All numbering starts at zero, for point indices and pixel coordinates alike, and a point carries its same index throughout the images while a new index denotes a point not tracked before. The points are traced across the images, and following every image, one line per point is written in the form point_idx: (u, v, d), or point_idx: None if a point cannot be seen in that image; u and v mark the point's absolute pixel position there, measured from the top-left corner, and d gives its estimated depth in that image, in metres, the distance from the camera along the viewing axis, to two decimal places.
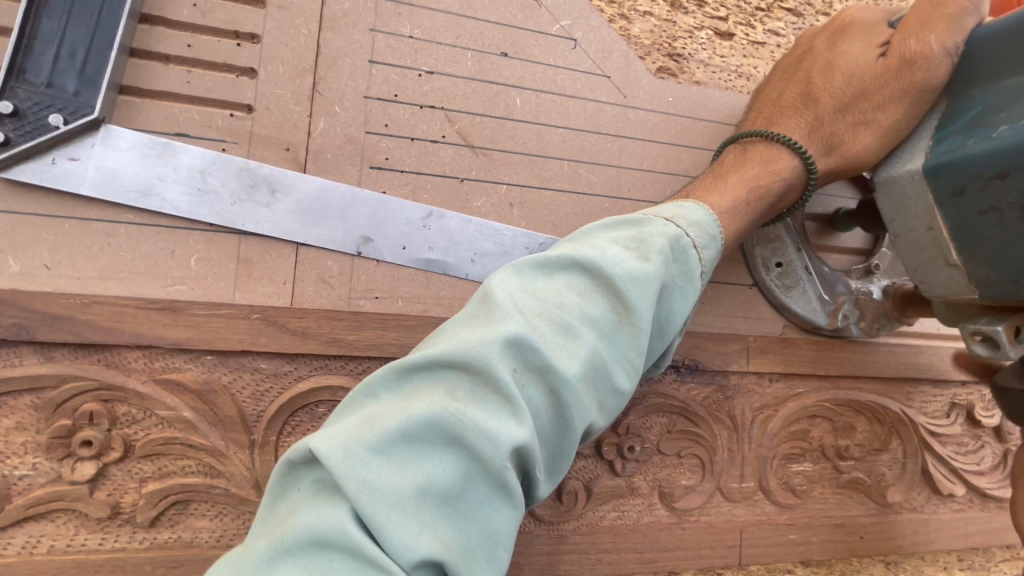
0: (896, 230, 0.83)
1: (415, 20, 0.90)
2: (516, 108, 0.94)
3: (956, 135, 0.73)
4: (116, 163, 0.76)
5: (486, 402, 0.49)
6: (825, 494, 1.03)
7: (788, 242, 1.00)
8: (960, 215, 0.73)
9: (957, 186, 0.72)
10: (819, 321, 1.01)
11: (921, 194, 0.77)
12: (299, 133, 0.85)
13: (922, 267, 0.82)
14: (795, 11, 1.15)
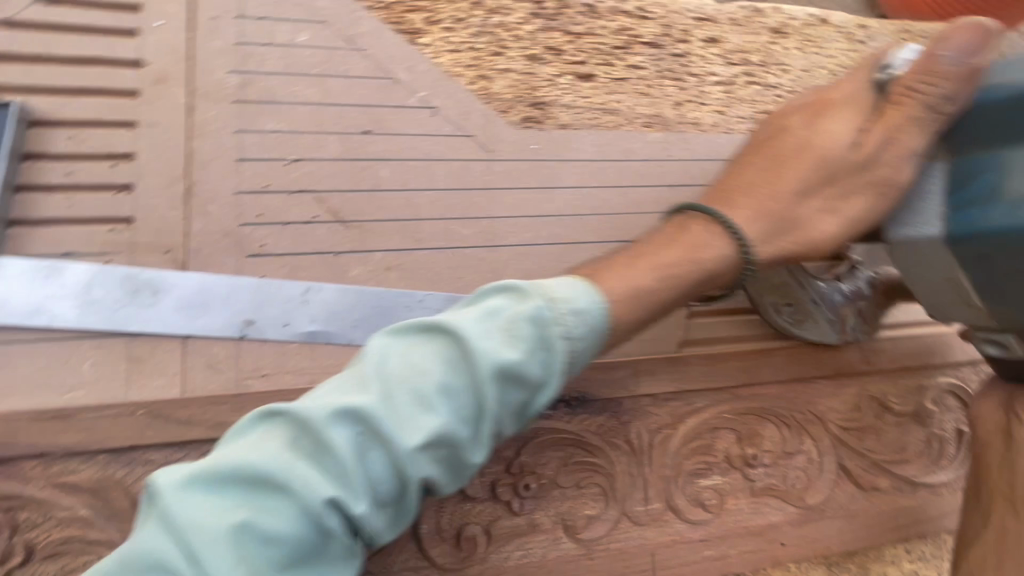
0: (911, 279, 0.88)
1: (277, 115, 0.98)
2: (383, 179, 1.01)
3: (972, 205, 0.78)
4: (6, 290, 0.84)
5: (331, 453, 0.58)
6: (741, 505, 1.04)
7: (789, 283, 1.06)
8: (983, 272, 0.79)
9: (980, 251, 0.78)
10: (833, 339, 1.09)
11: (942, 254, 0.82)
12: (178, 235, 0.93)
13: (941, 306, 0.88)
14: (655, 42, 1.21)
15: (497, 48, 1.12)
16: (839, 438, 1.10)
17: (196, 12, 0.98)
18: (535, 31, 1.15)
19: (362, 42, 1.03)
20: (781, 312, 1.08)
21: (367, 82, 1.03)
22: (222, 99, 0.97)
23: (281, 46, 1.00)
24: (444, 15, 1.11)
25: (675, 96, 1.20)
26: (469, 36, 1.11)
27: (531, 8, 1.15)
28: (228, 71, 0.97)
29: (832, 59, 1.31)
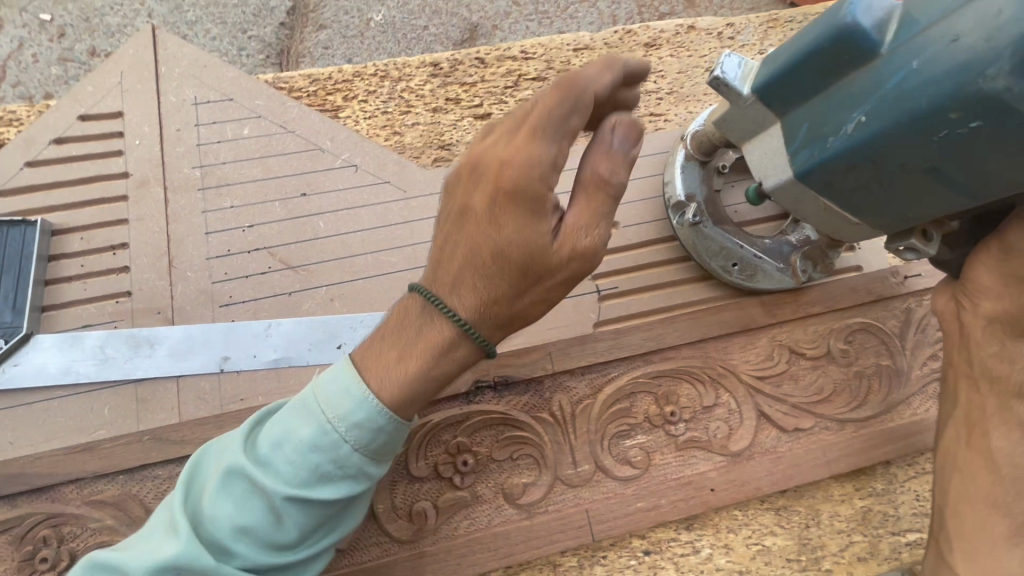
0: (801, 213, 1.06)
1: (232, 194, 1.26)
2: (321, 229, 1.25)
3: (805, 147, 0.94)
4: (44, 359, 1.12)
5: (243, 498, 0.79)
6: (667, 458, 1.15)
7: (728, 244, 1.21)
8: (839, 195, 0.96)
9: (826, 181, 0.95)
10: (790, 284, 1.22)
11: (804, 192, 1.00)
12: (165, 298, 1.19)
13: (836, 227, 1.06)
14: (539, 77, 1.44)
15: (405, 108, 1.38)
16: (754, 387, 1.20)
17: (167, 128, 1.28)
18: (434, 88, 1.41)
19: (293, 125, 1.31)
20: (731, 272, 1.21)
21: (300, 155, 1.29)
22: (191, 188, 1.25)
23: (231, 140, 1.29)
24: (358, 92, 1.39)
25: None
26: (380, 103, 1.38)
27: (429, 71, 1.42)
28: (194, 167, 1.26)
29: (704, 57, 1.48)
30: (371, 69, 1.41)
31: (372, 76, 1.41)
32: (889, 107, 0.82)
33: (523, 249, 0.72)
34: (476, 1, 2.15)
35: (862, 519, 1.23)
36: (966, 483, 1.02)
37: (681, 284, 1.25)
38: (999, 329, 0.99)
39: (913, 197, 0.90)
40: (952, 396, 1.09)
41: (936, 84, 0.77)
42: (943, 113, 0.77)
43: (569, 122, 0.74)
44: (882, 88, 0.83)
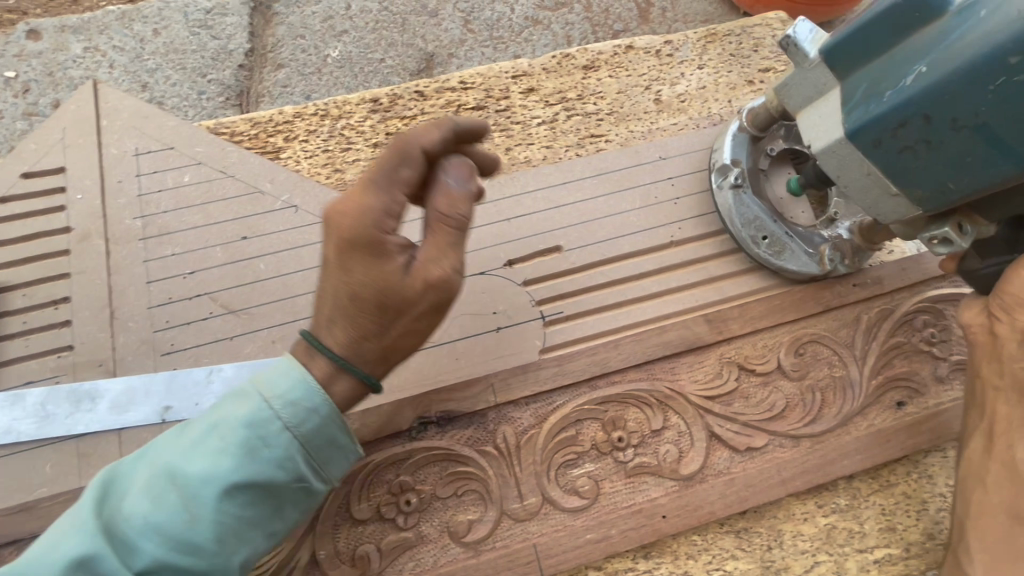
0: (844, 183, 1.04)
1: (173, 241, 1.26)
2: (262, 271, 1.26)
3: (863, 103, 0.96)
4: None
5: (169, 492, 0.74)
6: (616, 486, 1.13)
7: (767, 219, 1.27)
8: (885, 158, 0.97)
9: (874, 140, 0.96)
10: (814, 269, 1.24)
11: (851, 153, 1.00)
12: (107, 350, 1.19)
13: (875, 203, 1.03)
14: (478, 106, 1.45)
15: (346, 145, 1.40)
16: (704, 407, 1.18)
17: (108, 180, 1.30)
18: (374, 124, 1.42)
19: (233, 169, 1.32)
20: (759, 245, 1.25)
21: (241, 198, 1.30)
22: (132, 238, 1.26)
23: (172, 188, 1.30)
24: (299, 132, 1.41)
25: (502, 144, 1.41)
26: (321, 142, 1.40)
27: (369, 107, 1.44)
28: (135, 217, 1.27)
29: (643, 76, 1.49)
30: (312, 108, 1.43)
31: (313, 116, 1.43)
32: (950, 59, 0.86)
33: (378, 285, 0.77)
34: (430, 31, 2.19)
35: (826, 537, 1.19)
36: (988, 494, 1.04)
37: (625, 306, 1.25)
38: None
39: (953, 161, 0.90)
40: (978, 407, 1.09)
41: (1002, 31, 0.81)
42: (1002, 60, 0.81)
43: (399, 173, 0.81)
44: (942, 44, 0.87)
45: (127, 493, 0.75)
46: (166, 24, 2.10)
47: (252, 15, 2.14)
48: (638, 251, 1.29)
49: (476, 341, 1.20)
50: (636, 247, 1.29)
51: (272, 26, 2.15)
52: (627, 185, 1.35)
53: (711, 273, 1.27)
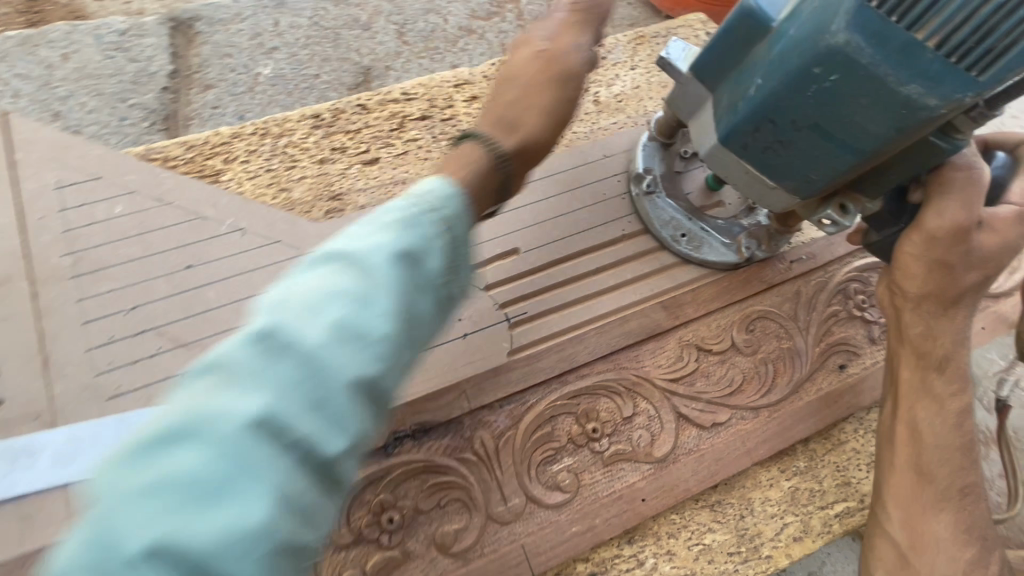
0: (731, 178, 1.24)
1: (108, 276, 1.19)
2: (212, 299, 1.20)
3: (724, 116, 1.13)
4: None
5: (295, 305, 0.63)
6: (595, 477, 1.15)
7: (682, 217, 1.36)
8: (754, 157, 1.13)
9: (741, 144, 1.13)
10: (734, 258, 1.33)
11: (728, 156, 1.19)
12: (43, 401, 1.10)
13: (762, 195, 1.22)
14: (423, 116, 1.45)
15: (290, 163, 1.36)
16: (669, 390, 1.23)
17: (27, 216, 1.20)
18: (318, 140, 1.39)
19: (170, 196, 1.26)
20: (680, 243, 1.34)
21: (180, 226, 1.24)
22: (61, 278, 1.17)
23: (102, 221, 1.22)
24: (239, 153, 1.36)
25: (451, 152, 1.42)
26: (263, 162, 1.36)
27: (311, 123, 1.41)
28: (62, 255, 1.19)
29: (581, 79, 1.55)
30: (249, 127, 1.38)
31: (252, 135, 1.38)
32: (776, 72, 0.99)
33: None
34: (365, 45, 2.16)
35: (792, 499, 1.27)
36: (902, 459, 1.13)
37: (586, 300, 1.28)
38: (923, 308, 1.13)
39: (805, 155, 1.07)
40: (895, 376, 1.20)
41: (804, 49, 0.94)
42: (809, 72, 0.95)
43: None
44: (770, 56, 1.00)
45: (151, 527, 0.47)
46: (77, 48, 1.96)
47: (173, 35, 2.04)
48: (592, 246, 1.33)
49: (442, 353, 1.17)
50: (591, 242, 1.33)
51: (195, 46, 2.06)
52: (576, 184, 1.39)
53: (662, 262, 1.34)
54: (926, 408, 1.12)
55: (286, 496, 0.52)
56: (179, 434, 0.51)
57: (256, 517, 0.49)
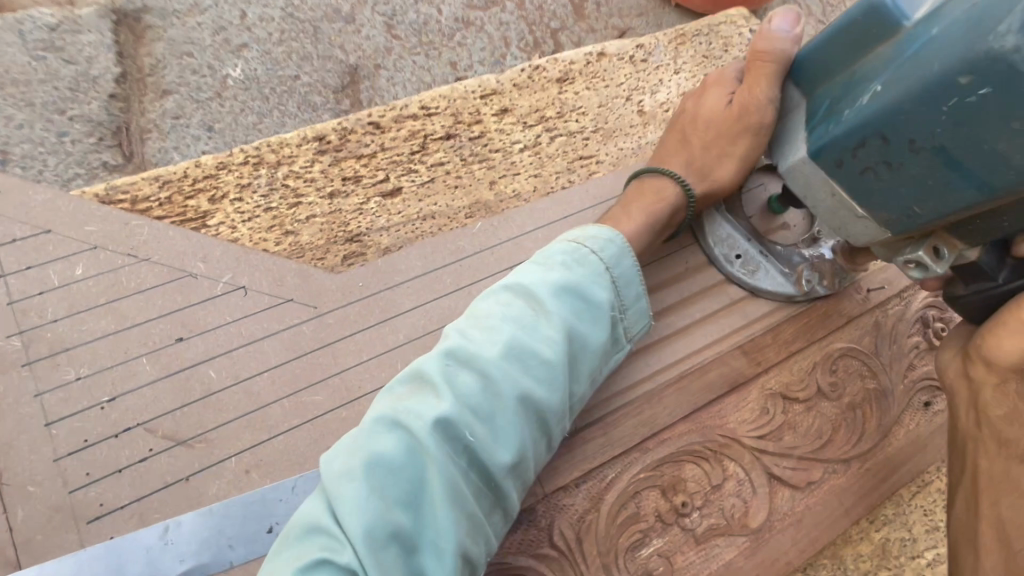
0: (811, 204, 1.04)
1: (75, 361, 0.93)
2: (214, 381, 0.96)
3: (820, 125, 0.96)
4: None
5: (456, 379, 0.90)
6: (688, 558, 1.01)
7: (740, 235, 1.20)
8: (849, 178, 0.94)
9: (836, 160, 0.94)
10: (791, 290, 1.18)
11: (815, 173, 1.00)
12: (2, 534, 0.85)
13: (844, 224, 1.02)
14: (448, 135, 1.22)
15: (293, 199, 1.12)
16: (758, 448, 1.09)
17: None
18: (325, 168, 1.15)
19: (145, 250, 1.00)
20: (732, 264, 1.19)
21: (163, 288, 0.99)
22: (12, 368, 0.91)
23: (59, 288, 0.95)
24: (228, 188, 1.10)
25: (484, 177, 1.21)
26: (260, 199, 1.10)
27: (315, 147, 1.16)
28: (10, 337, 0.92)
29: (622, 85, 1.35)
30: (238, 155, 1.12)
31: (242, 165, 1.12)
32: (906, 79, 0.82)
33: None
34: (350, 40, 1.88)
35: (882, 552, 1.18)
36: (963, 562, 0.83)
37: (657, 350, 1.11)
38: (1014, 386, 0.83)
39: (917, 183, 0.87)
40: (957, 462, 0.90)
41: (951, 53, 0.77)
42: (953, 81, 0.77)
43: None
44: (899, 58, 0.83)
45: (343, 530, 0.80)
46: None
47: (117, 30, 1.70)
48: (658, 285, 1.16)
49: None
50: (656, 280, 1.16)
51: (146, 44, 1.73)
52: None
53: (734, 299, 1.18)
54: (1017, 505, 0.78)
55: (434, 508, 0.83)
56: (350, 482, 0.82)
57: (410, 526, 0.82)
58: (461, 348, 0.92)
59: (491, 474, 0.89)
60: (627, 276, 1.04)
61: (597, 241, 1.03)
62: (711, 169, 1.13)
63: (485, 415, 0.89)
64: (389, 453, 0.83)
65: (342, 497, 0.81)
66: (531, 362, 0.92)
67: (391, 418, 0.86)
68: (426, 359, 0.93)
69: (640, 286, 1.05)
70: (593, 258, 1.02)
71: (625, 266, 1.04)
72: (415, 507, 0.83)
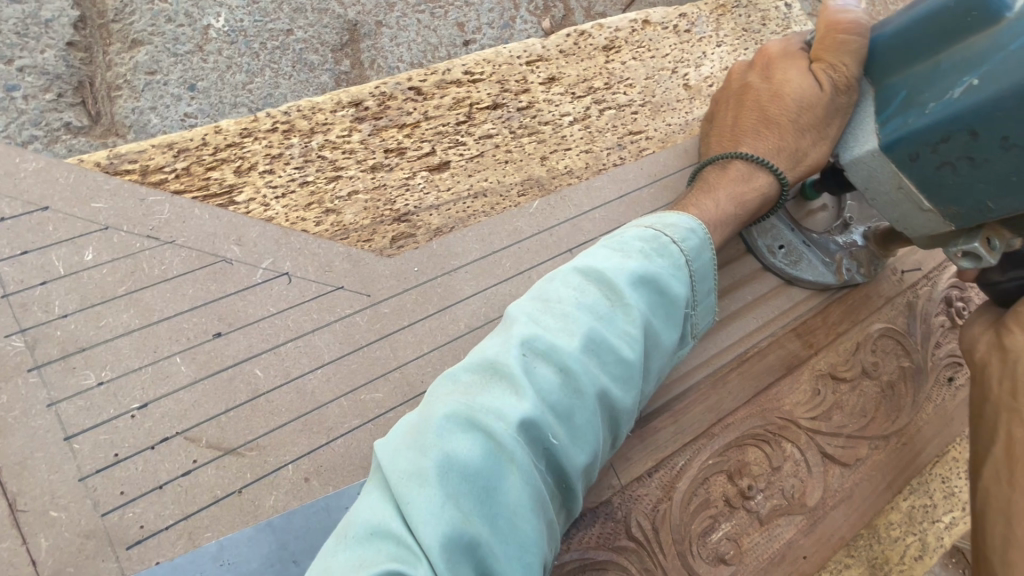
0: (871, 195, 1.06)
1: (94, 362, 0.79)
2: (261, 381, 0.85)
3: (897, 117, 0.98)
4: None
5: (534, 374, 0.76)
6: (755, 540, 1.02)
7: (783, 227, 1.17)
8: (920, 173, 0.96)
9: (911, 153, 0.96)
10: (831, 280, 1.18)
11: (883, 165, 1.01)
12: (21, 569, 0.72)
13: (903, 217, 1.04)
14: (495, 105, 1.13)
15: (332, 172, 0.99)
16: (813, 429, 1.11)
17: None
18: (364, 138, 1.03)
19: (169, 231, 0.86)
20: (774, 255, 1.16)
21: (195, 275, 0.86)
22: (16, 372, 0.76)
23: (68, 275, 0.80)
24: (256, 159, 0.96)
25: (536, 152, 1.13)
26: (294, 171, 0.98)
27: (352, 114, 1.03)
28: (9, 336, 0.77)
29: (666, 57, 1.29)
30: (265, 120, 0.98)
31: (270, 133, 0.98)
32: (1009, 74, 0.84)
33: None
34: None
35: (910, 519, 1.24)
36: (989, 533, 0.75)
37: (719, 333, 1.10)
38: None
39: (998, 178, 0.89)
40: (982, 438, 0.85)
41: None
42: None
43: None
44: (999, 54, 0.86)
45: (409, 535, 0.65)
46: None
47: None
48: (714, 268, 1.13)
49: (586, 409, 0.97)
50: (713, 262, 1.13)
51: None
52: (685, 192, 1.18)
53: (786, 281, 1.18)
54: None
55: (513, 511, 0.69)
56: (419, 479, 0.68)
57: (487, 533, 0.68)
58: (538, 339, 0.78)
59: (567, 478, 0.77)
60: (704, 272, 0.95)
61: (678, 231, 0.93)
62: (805, 153, 1.08)
63: (565, 415, 0.76)
64: (467, 456, 0.69)
65: (413, 504, 0.66)
66: (611, 358, 0.79)
67: (466, 414, 0.71)
68: (496, 348, 0.78)
69: (713, 286, 0.96)
70: (676, 250, 0.91)
71: (704, 259, 0.95)
72: (492, 517, 0.68)
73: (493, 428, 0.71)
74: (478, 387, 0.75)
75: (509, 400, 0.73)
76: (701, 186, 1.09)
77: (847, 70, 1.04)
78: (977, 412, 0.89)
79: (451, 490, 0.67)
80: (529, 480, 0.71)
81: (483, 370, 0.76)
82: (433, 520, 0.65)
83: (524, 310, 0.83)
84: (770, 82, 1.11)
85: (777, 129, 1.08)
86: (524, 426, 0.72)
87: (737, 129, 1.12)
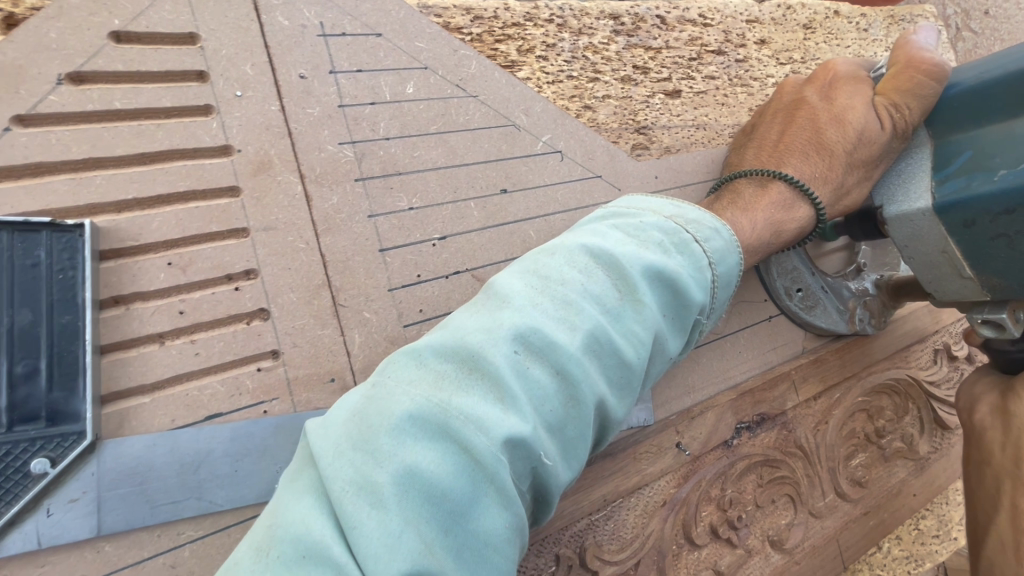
0: (907, 253, 0.90)
1: (407, 188, 0.84)
2: (533, 242, 0.92)
3: (958, 177, 0.82)
4: (138, 470, 0.66)
5: (529, 371, 0.53)
6: (880, 471, 1.17)
7: (804, 269, 1.08)
8: (971, 240, 0.81)
9: (967, 218, 0.80)
10: (843, 328, 1.12)
11: (933, 226, 0.84)
12: (338, 358, 0.76)
13: (937, 279, 0.89)
14: (719, 51, 1.22)
15: (592, 72, 1.06)
16: (931, 393, 1.27)
17: (282, 75, 0.78)
18: (619, 50, 1.10)
19: (473, 86, 0.91)
20: (791, 298, 1.09)
21: (491, 133, 0.91)
22: (345, 179, 0.80)
23: (394, 104, 0.85)
24: (535, 43, 1.02)
25: (747, 103, 1.23)
26: (563, 63, 1.04)
27: (611, 26, 1.10)
28: (342, 145, 0.80)
29: (848, 48, 1.38)
30: (543, 11, 1.04)
31: (547, 23, 1.04)
32: None
33: None
34: None
35: None
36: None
37: None
38: None
39: None
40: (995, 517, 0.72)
41: None
42: None
43: None
44: None
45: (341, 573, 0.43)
46: None
47: None
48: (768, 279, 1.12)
49: (758, 330, 1.08)
50: (751, 280, 1.09)
51: None
52: None
53: None
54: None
55: (484, 541, 0.49)
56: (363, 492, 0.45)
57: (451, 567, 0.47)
58: (538, 326, 0.54)
59: (550, 497, 0.57)
60: (728, 277, 0.70)
61: (701, 228, 0.68)
62: (848, 190, 0.91)
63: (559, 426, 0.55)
64: (434, 473, 0.47)
65: (356, 530, 0.44)
66: (625, 360, 0.58)
67: (436, 415, 0.48)
68: (477, 330, 0.54)
69: (730, 296, 0.72)
70: (701, 250, 0.66)
71: (732, 265, 0.70)
72: (457, 550, 0.47)
73: (471, 438, 0.48)
74: (450, 378, 0.52)
75: (494, 406, 0.51)
76: (735, 201, 0.87)
77: (910, 114, 0.88)
78: (977, 479, 0.78)
79: (409, 515, 0.46)
80: (509, 506, 0.50)
81: (460, 357, 0.52)
82: (384, 556, 0.43)
83: (518, 285, 0.58)
84: (830, 105, 0.92)
85: (828, 154, 0.89)
86: (511, 444, 0.50)
87: (782, 145, 0.93)
